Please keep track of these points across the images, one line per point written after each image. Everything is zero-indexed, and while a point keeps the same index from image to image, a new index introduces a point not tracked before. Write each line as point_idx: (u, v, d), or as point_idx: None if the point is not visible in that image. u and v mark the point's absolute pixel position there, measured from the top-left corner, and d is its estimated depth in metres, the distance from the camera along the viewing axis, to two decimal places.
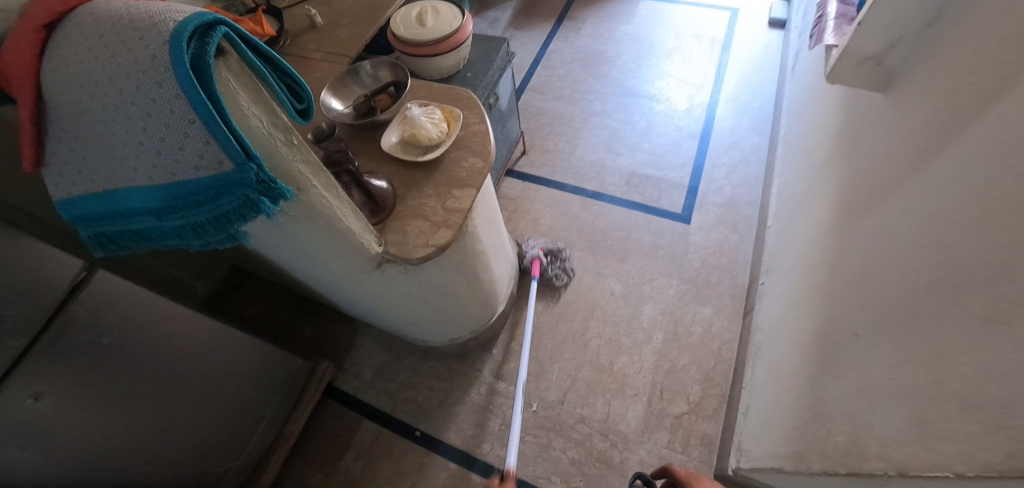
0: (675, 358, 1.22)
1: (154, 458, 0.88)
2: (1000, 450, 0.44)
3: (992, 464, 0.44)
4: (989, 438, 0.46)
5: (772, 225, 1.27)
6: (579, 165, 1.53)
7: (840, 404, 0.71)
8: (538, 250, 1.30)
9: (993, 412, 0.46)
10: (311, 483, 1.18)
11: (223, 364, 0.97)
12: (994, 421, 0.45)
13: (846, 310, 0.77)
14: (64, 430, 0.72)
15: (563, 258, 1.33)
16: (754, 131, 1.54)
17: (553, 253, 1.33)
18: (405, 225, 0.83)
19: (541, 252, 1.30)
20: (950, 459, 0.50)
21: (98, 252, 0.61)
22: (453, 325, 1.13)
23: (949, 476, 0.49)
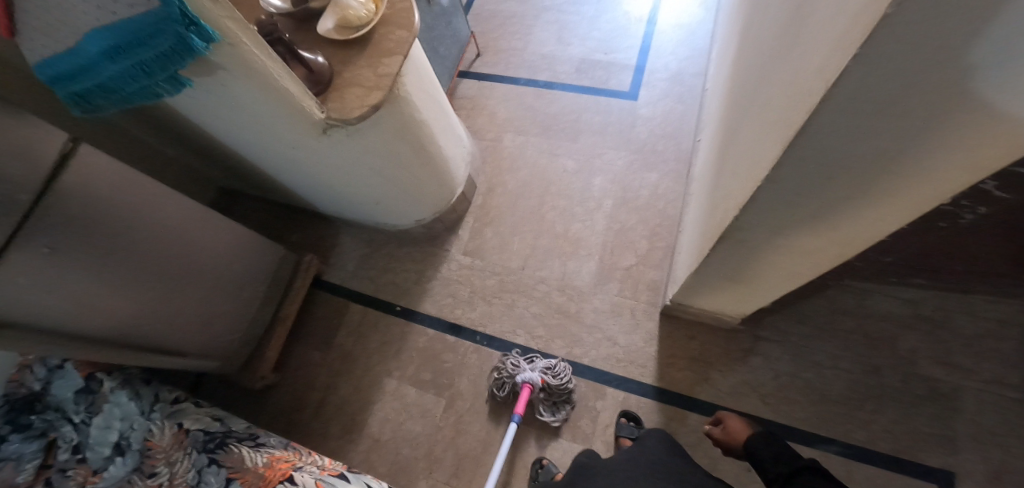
0: (624, 219, 1.33)
1: (166, 319, 1.04)
2: (778, 140, 0.55)
3: (773, 154, 0.55)
4: (777, 135, 0.56)
5: (710, 86, 1.33)
6: (531, 59, 1.59)
7: (722, 190, 0.81)
8: (534, 376, 1.14)
9: (783, 114, 0.55)
10: (312, 359, 1.35)
11: (214, 244, 1.10)
12: (782, 122, 0.55)
13: (732, 121, 0.86)
14: (81, 283, 0.87)
15: (563, 394, 1.15)
16: (703, 5, 1.56)
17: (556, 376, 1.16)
18: (343, 93, 0.94)
19: (535, 378, 1.13)
20: (759, 173, 0.60)
21: (76, 109, 0.72)
22: (415, 202, 1.25)
23: (757, 184, 0.60)
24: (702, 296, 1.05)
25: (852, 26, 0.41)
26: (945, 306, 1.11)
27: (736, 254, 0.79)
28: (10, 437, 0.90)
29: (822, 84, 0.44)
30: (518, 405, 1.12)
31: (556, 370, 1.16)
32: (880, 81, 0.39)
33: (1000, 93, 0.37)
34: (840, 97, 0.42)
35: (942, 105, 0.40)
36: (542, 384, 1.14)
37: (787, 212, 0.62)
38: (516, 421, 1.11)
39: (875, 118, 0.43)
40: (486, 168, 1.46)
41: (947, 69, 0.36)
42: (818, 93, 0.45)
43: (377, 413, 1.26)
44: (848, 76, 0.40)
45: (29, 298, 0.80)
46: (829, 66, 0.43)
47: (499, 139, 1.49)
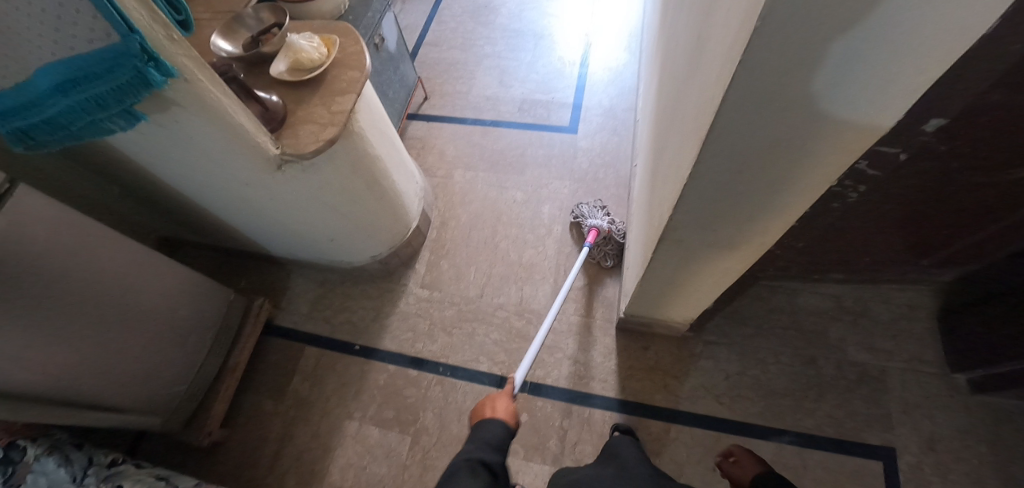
0: (574, 242, 1.40)
1: (102, 373, 0.97)
2: (695, 143, 0.62)
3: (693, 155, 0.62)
4: (694, 138, 0.63)
5: (640, 118, 1.47)
6: (476, 101, 1.70)
7: (657, 198, 0.89)
8: (601, 223, 1.34)
9: (697, 119, 0.63)
10: (265, 409, 1.28)
11: (157, 289, 1.05)
12: (697, 127, 0.62)
13: (659, 140, 0.96)
14: (5, 333, 0.80)
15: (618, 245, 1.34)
16: (627, 51, 1.74)
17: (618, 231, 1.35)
18: (297, 130, 0.97)
19: (603, 224, 1.33)
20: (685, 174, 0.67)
21: (20, 147, 0.70)
22: (369, 237, 1.26)
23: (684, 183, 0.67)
24: (652, 304, 1.12)
25: (736, 35, 0.46)
26: (861, 298, 1.24)
27: (674, 255, 0.87)
28: None
29: (719, 93, 0.51)
30: (590, 236, 1.30)
31: (617, 223, 1.35)
32: (760, 90, 0.46)
33: (855, 87, 0.44)
34: (733, 105, 0.49)
35: (812, 102, 0.46)
36: (608, 230, 1.34)
37: (711, 208, 0.70)
38: (586, 244, 1.28)
39: (765, 122, 0.50)
40: (438, 202, 1.51)
41: (809, 73, 0.43)
42: (717, 101, 0.52)
43: (339, 458, 1.20)
44: (736, 88, 0.47)
45: None
46: (723, 76, 0.50)
47: (450, 175, 1.56)
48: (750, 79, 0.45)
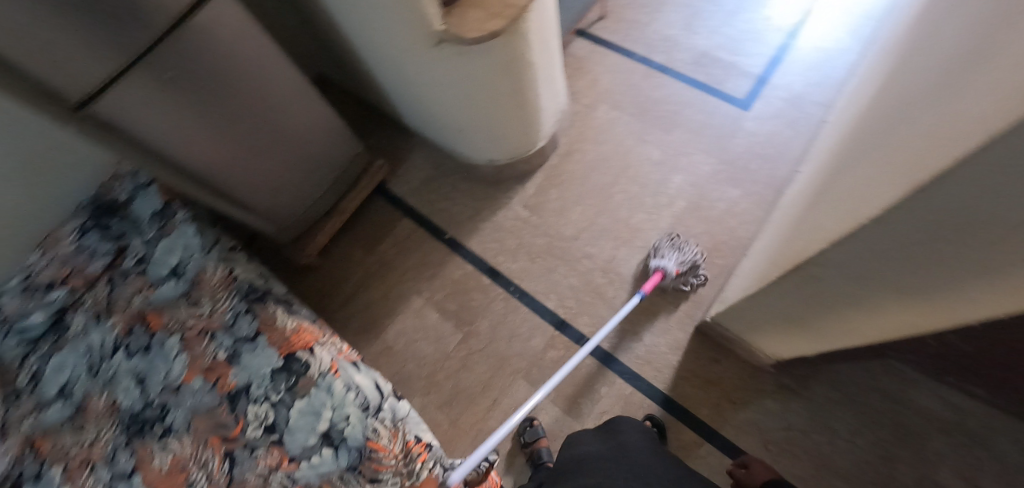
0: (690, 225, 1.29)
1: (243, 173, 1.12)
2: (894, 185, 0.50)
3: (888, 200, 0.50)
4: (897, 178, 0.51)
5: (829, 121, 1.24)
6: (653, 37, 1.53)
7: (812, 222, 0.77)
8: (670, 265, 1.18)
9: (913, 158, 0.50)
10: (354, 255, 1.41)
11: (302, 119, 1.15)
12: (907, 166, 0.50)
13: (846, 158, 0.80)
14: (183, 115, 0.95)
15: (689, 277, 1.19)
16: (852, 34, 1.43)
17: (690, 267, 1.19)
18: (465, 12, 0.95)
19: (671, 268, 1.17)
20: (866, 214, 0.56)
21: None
22: (494, 141, 1.26)
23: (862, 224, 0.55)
24: (746, 323, 1.02)
25: (991, 90, 0.35)
26: (996, 425, 1.03)
27: (802, 290, 0.76)
28: (91, 233, 1.18)
29: (950, 150, 0.40)
30: (649, 283, 1.17)
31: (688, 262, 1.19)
32: (999, 174, 0.36)
33: None
34: (964, 172, 0.38)
35: None
36: (675, 274, 1.18)
37: (878, 260, 0.59)
38: (640, 296, 1.17)
39: (993, 207, 0.39)
40: (571, 131, 1.44)
41: None
42: (944, 159, 0.40)
43: (397, 324, 1.32)
44: (975, 159, 0.36)
45: (135, 112, 0.89)
46: (960, 135, 0.39)
47: (593, 107, 1.46)
48: (995, 158, 0.34)
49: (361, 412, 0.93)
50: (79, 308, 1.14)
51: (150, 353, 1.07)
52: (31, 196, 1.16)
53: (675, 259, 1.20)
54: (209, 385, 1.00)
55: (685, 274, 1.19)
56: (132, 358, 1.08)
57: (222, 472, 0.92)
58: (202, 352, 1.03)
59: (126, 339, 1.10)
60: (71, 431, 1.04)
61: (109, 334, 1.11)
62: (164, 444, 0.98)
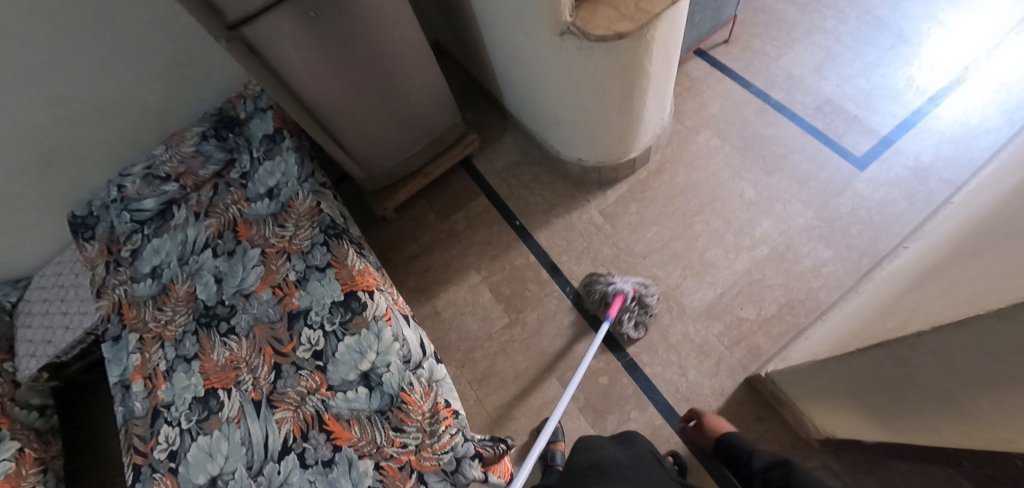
0: (767, 273, 1.22)
1: (351, 118, 1.20)
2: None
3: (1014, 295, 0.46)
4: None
5: (954, 201, 1.13)
6: (776, 73, 1.46)
7: (912, 301, 0.71)
8: (627, 287, 1.17)
9: None
10: (427, 219, 1.47)
11: (412, 78, 1.22)
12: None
13: (973, 243, 0.73)
14: (316, 53, 1.03)
15: (645, 307, 1.18)
16: (1006, 113, 1.28)
17: (640, 300, 1.19)
18: (596, 9, 0.96)
19: (628, 289, 1.16)
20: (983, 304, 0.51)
21: None
22: (588, 141, 1.26)
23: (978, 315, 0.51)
24: (806, 388, 0.96)
25: None
26: None
27: (883, 369, 0.70)
28: (210, 140, 1.29)
29: None
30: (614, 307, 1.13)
31: (643, 290, 1.19)
32: None
33: None
34: None
35: None
36: (633, 295, 1.17)
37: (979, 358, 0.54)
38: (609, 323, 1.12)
39: None
40: (667, 150, 1.41)
41: None
42: None
43: (450, 293, 1.36)
44: None
45: (279, 42, 0.98)
46: None
47: (696, 131, 1.42)
48: None
49: (402, 363, 0.97)
50: (185, 204, 1.29)
51: (233, 258, 1.18)
52: (170, 98, 1.30)
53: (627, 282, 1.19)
54: (275, 300, 1.09)
55: (639, 300, 1.18)
56: (218, 258, 1.19)
57: (267, 380, 1.01)
58: (276, 269, 1.12)
59: (215, 240, 1.21)
60: (154, 308, 1.18)
61: (203, 232, 1.23)
62: (225, 341, 1.08)
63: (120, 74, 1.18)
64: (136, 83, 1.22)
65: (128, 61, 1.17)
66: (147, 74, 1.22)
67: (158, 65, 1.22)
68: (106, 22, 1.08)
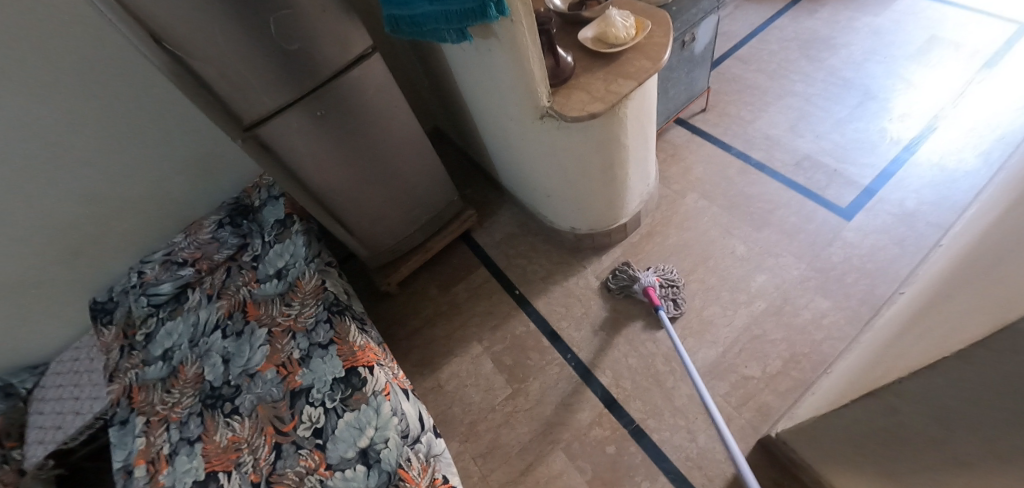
0: (768, 328, 1.21)
1: (354, 202, 1.29)
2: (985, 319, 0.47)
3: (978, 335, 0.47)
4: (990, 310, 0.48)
5: (943, 244, 1.14)
6: (754, 135, 1.54)
7: (897, 347, 0.71)
8: (652, 278, 1.28)
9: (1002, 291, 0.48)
10: (429, 292, 1.52)
11: (410, 162, 1.32)
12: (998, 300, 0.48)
13: (951, 285, 0.73)
14: (322, 146, 1.14)
15: (672, 284, 1.30)
16: (982, 156, 1.32)
17: (665, 280, 1.30)
18: (572, 93, 1.05)
19: (655, 279, 1.28)
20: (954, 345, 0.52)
21: (388, 29, 0.97)
22: (577, 210, 1.32)
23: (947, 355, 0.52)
24: (817, 448, 0.92)
25: None
26: None
27: (878, 420, 0.69)
28: (225, 226, 1.40)
29: None
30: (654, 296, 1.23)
31: (665, 272, 1.31)
32: None
33: None
34: None
35: None
36: (659, 282, 1.29)
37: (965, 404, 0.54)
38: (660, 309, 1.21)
39: None
40: (656, 213, 1.46)
41: None
42: None
43: (453, 365, 1.37)
44: None
45: (288, 140, 1.09)
46: None
47: (682, 193, 1.48)
48: None
49: (400, 438, 0.97)
50: (200, 288, 1.36)
51: (241, 338, 1.22)
52: (193, 190, 1.43)
53: (649, 274, 1.31)
54: (279, 378, 1.11)
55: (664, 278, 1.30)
56: (226, 339, 1.23)
57: (267, 461, 1.01)
58: (281, 348, 1.16)
59: (225, 321, 1.27)
60: (162, 390, 1.21)
61: (214, 314, 1.29)
62: (229, 421, 1.10)
63: (150, 170, 1.33)
64: (162, 178, 1.36)
65: (155, 156, 1.31)
66: (172, 169, 1.36)
67: (181, 159, 1.36)
68: (144, 123, 1.25)
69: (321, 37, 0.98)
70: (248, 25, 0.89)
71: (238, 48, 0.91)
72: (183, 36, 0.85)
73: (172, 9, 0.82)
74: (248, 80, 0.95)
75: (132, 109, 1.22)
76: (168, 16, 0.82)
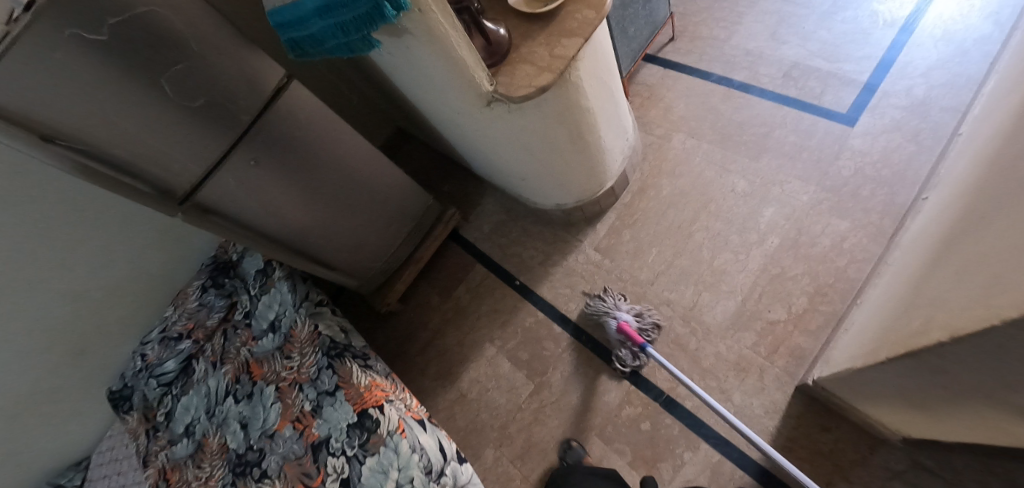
0: (786, 265, 1.12)
1: (326, 236, 1.22)
2: None
3: None
4: None
5: (964, 132, 1.01)
6: (732, 54, 1.39)
7: (932, 289, 0.62)
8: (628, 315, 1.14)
9: None
10: (431, 302, 1.46)
11: (371, 179, 1.23)
12: None
13: (983, 203, 0.64)
14: (271, 192, 1.06)
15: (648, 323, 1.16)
16: (990, 17, 1.16)
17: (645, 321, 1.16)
18: (515, 69, 0.94)
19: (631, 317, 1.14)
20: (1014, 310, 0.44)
21: (291, 55, 0.87)
22: (558, 187, 1.22)
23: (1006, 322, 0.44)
24: (860, 391, 0.85)
25: None
26: None
27: (923, 373, 0.61)
28: (210, 290, 1.36)
29: None
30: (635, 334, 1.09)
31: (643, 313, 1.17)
32: None
33: None
34: None
35: None
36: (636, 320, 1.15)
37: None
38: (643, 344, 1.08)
39: None
40: (645, 166, 1.35)
41: None
42: None
43: (471, 372, 1.33)
44: None
45: (229, 198, 1.01)
46: None
47: (668, 137, 1.36)
48: None
49: (425, 475, 0.95)
50: (203, 356, 1.34)
51: (253, 400, 1.20)
52: (167, 260, 1.39)
53: (624, 309, 1.17)
54: (297, 434, 1.09)
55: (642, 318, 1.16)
56: (240, 403, 1.21)
57: None
58: (292, 402, 1.13)
59: (234, 385, 1.24)
60: (194, 467, 1.21)
61: (222, 380, 1.26)
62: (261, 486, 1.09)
63: (119, 255, 1.28)
64: (137, 258, 1.32)
65: (122, 239, 1.26)
66: (142, 246, 1.31)
67: (149, 234, 1.31)
68: (101, 210, 1.19)
69: (226, 82, 0.89)
70: (141, 95, 0.82)
71: (140, 122, 0.84)
72: (77, 128, 0.79)
73: (52, 104, 0.74)
74: (164, 150, 0.89)
75: (84, 200, 1.15)
76: (52, 112, 0.75)
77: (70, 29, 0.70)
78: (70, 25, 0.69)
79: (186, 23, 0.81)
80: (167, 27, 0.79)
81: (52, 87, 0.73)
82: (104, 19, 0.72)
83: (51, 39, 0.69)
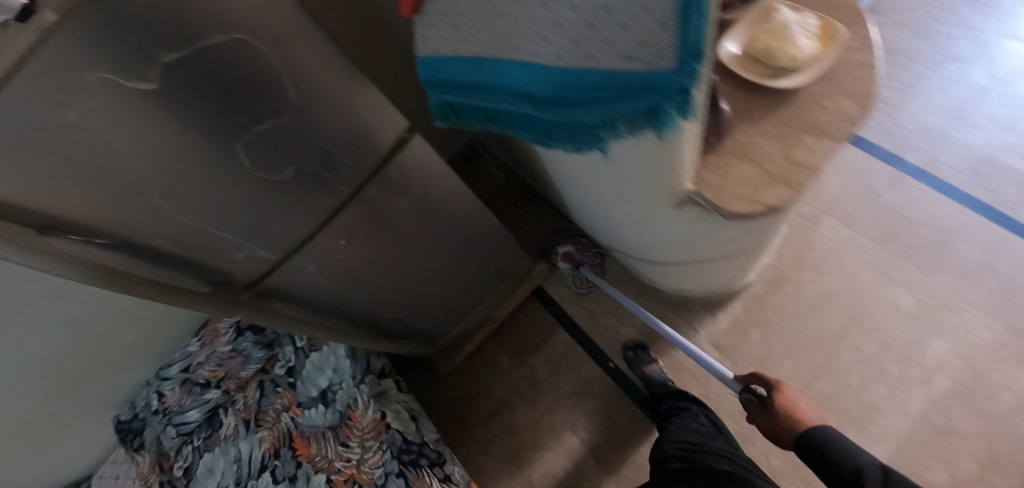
0: (956, 417, 0.95)
1: (406, 307, 0.97)
2: None
3: None
4: None
5: None
6: (906, 127, 1.16)
7: None
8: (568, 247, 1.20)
9: None
10: (500, 366, 1.25)
11: (474, 240, 0.96)
12: None
13: None
14: (353, 265, 0.79)
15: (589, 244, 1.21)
16: None
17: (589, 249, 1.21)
18: (727, 165, 0.69)
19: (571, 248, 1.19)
20: None
21: (438, 122, 0.57)
22: (697, 278, 1.00)
23: None
24: None
25: None
26: None
27: None
28: (247, 334, 1.13)
29: None
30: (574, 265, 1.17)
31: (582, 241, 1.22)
32: None
33: None
34: None
35: None
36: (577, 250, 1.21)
37: None
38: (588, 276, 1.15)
39: None
40: (783, 252, 1.13)
41: None
42: None
43: (543, 463, 1.13)
44: None
45: (300, 276, 0.74)
46: None
47: (815, 220, 1.14)
48: None
49: None
50: (233, 408, 1.09)
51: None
52: None
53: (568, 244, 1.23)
54: None
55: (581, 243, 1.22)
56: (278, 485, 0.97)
57: None
58: None
59: (272, 460, 1.00)
60: None
61: (257, 449, 1.02)
62: None
63: None
64: None
65: None
66: None
67: None
68: None
69: (330, 149, 0.60)
70: (198, 166, 0.51)
71: (193, 203, 0.54)
72: (84, 208, 0.48)
73: (54, 179, 0.44)
74: (214, 232, 0.59)
75: None
76: (54, 192, 0.45)
77: (97, 71, 0.38)
78: (98, 67, 0.38)
79: (289, 64, 0.50)
80: (260, 71, 0.48)
81: (50, 158, 0.42)
82: (154, 56, 0.40)
83: (58, 88, 0.37)
